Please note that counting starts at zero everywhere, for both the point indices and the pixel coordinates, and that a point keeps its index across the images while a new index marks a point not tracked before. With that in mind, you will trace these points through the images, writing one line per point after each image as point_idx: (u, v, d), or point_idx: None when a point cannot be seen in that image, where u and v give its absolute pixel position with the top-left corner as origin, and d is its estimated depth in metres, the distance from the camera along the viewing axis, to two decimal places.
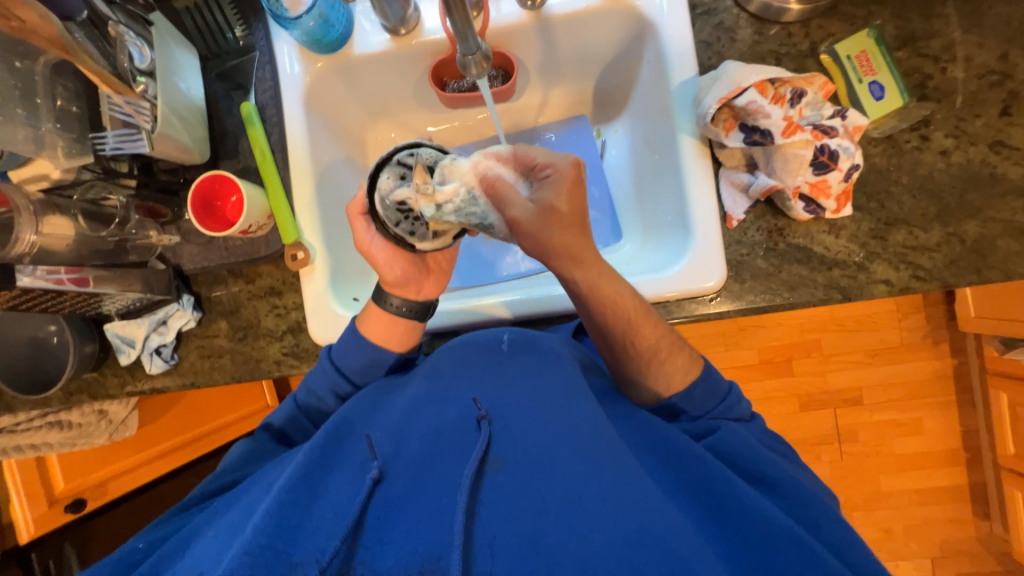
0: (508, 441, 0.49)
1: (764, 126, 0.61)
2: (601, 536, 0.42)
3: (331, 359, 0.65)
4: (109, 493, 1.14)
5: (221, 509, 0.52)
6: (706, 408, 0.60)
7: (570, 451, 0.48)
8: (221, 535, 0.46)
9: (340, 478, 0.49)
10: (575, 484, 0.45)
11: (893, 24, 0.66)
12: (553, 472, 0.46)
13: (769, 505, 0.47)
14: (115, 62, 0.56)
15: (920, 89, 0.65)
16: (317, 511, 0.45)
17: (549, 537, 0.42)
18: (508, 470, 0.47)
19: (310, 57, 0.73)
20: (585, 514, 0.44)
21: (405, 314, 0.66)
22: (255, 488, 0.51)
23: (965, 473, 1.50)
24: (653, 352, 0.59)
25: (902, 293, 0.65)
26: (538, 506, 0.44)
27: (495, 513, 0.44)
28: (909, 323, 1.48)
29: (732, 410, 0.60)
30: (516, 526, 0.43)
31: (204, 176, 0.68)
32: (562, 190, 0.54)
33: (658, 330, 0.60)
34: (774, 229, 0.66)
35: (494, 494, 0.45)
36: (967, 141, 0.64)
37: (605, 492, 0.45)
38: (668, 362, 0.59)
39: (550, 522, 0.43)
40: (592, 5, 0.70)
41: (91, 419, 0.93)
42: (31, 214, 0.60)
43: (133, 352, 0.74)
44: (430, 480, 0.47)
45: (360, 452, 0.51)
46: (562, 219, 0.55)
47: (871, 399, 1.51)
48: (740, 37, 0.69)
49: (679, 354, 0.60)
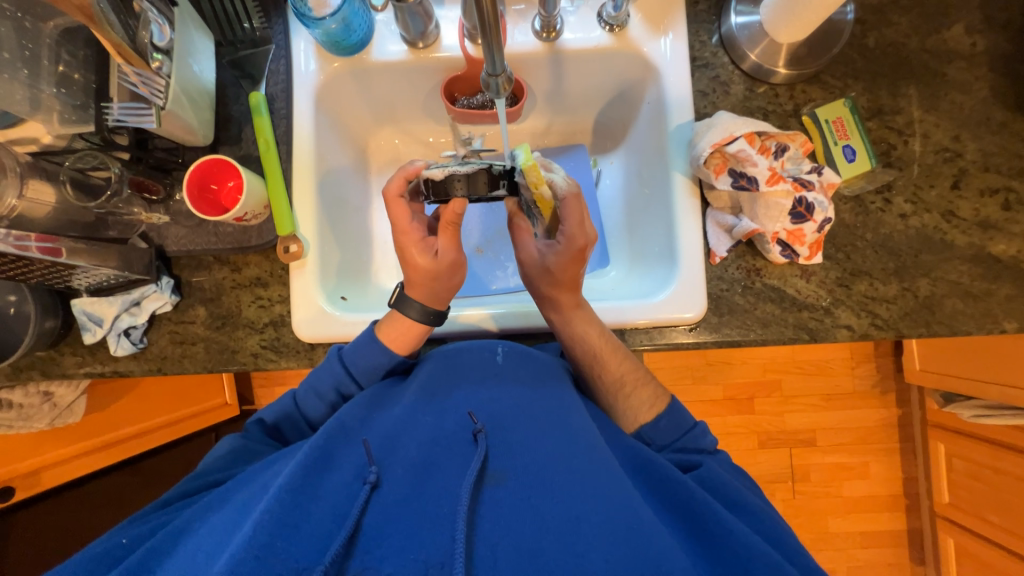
0: (506, 455, 0.49)
1: (751, 173, 0.67)
2: (601, 556, 0.42)
3: (341, 361, 0.62)
4: (40, 484, 1.05)
5: (216, 504, 0.50)
6: (671, 440, 0.62)
7: (568, 469, 0.48)
8: (214, 534, 0.44)
9: (336, 481, 0.47)
10: (572, 504, 0.46)
11: (866, 97, 0.74)
12: (549, 488, 0.47)
13: (734, 520, 0.50)
14: (134, 36, 0.56)
15: (885, 157, 0.73)
16: (315, 512, 0.44)
17: (548, 552, 0.42)
18: (509, 486, 0.47)
19: (327, 57, 0.74)
20: (583, 531, 0.44)
21: (424, 321, 0.64)
22: (249, 487, 0.50)
23: (905, 519, 1.59)
24: (618, 386, 0.64)
25: (861, 338, 0.70)
26: (538, 522, 0.44)
27: (497, 526, 0.44)
28: (862, 372, 1.58)
29: (698, 441, 0.62)
30: (516, 538, 0.43)
31: (204, 159, 0.67)
32: (567, 261, 0.63)
33: (625, 365, 0.64)
34: (752, 269, 0.71)
35: (494, 507, 0.45)
36: (923, 208, 0.71)
37: (602, 513, 0.45)
38: (633, 394, 0.64)
39: (549, 536, 0.43)
40: (603, 45, 0.75)
41: (35, 401, 0.86)
42: (16, 177, 0.59)
43: (99, 331, 0.70)
44: (428, 488, 0.46)
45: (356, 457, 0.49)
46: (556, 281, 0.64)
47: (825, 441, 1.58)
48: (733, 91, 0.75)
49: (644, 389, 0.64)
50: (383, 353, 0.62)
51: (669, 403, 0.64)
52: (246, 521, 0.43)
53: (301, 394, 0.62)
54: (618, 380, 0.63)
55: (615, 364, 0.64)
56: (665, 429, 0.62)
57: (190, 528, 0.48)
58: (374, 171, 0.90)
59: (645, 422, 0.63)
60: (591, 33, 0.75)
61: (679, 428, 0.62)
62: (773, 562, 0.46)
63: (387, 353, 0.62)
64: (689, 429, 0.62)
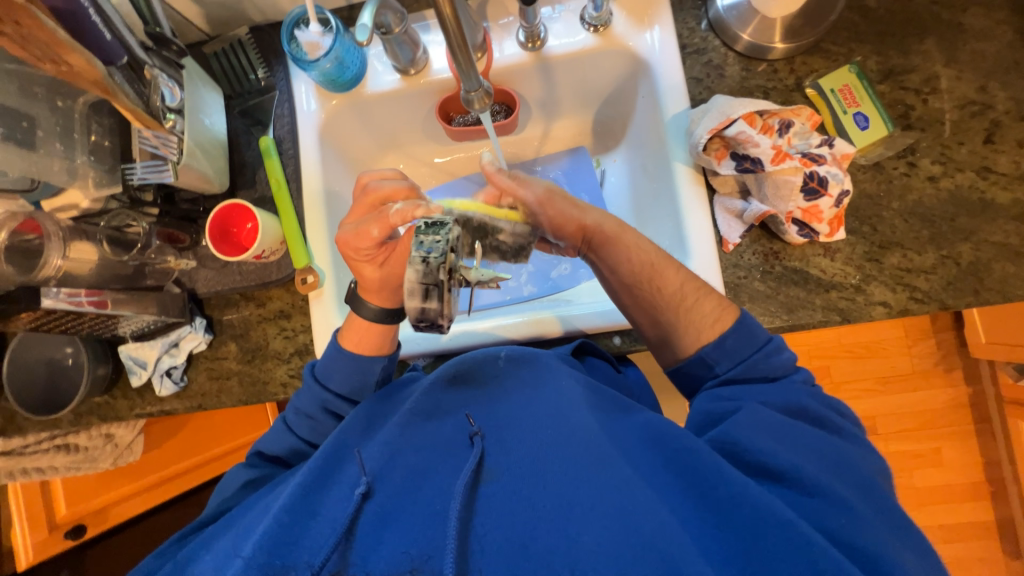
0: (501, 454, 0.49)
1: (754, 155, 0.64)
2: (591, 540, 0.43)
3: (318, 379, 0.63)
4: (108, 521, 1.14)
5: (220, 531, 0.51)
6: (740, 357, 0.55)
7: (562, 464, 0.47)
8: (218, 557, 0.46)
9: (336, 494, 0.48)
10: (564, 495, 0.45)
11: (874, 59, 0.70)
12: (542, 481, 0.47)
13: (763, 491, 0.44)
14: (148, 100, 0.61)
15: (903, 120, 0.68)
16: (315, 526, 0.46)
17: (537, 542, 0.43)
18: (502, 481, 0.47)
19: (326, 95, 0.78)
20: (573, 520, 0.44)
21: (380, 316, 0.62)
22: (251, 511, 0.51)
23: (991, 507, 1.44)
24: (676, 301, 0.58)
25: (900, 314, 0.65)
26: (529, 514, 0.45)
27: (490, 518, 0.45)
28: (920, 350, 1.46)
29: (767, 362, 0.55)
30: (506, 532, 0.44)
31: (222, 205, 0.72)
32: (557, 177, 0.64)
33: (681, 277, 0.59)
34: (769, 253, 0.68)
35: (488, 505, 0.46)
36: (954, 168, 0.66)
37: (594, 502, 0.45)
38: (695, 306, 0.58)
39: (540, 526, 0.44)
40: (588, 46, 0.75)
41: (98, 442, 0.93)
42: (60, 240, 0.65)
43: (144, 373, 0.75)
44: (424, 492, 0.48)
45: (353, 469, 0.50)
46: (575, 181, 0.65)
47: (886, 428, 1.46)
48: (728, 73, 0.73)
49: (707, 300, 0.58)
50: (358, 370, 0.62)
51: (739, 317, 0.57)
52: (250, 538, 0.46)
53: (292, 416, 0.63)
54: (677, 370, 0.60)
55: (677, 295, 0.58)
56: (731, 349, 0.55)
57: (200, 554, 0.50)
58: None
59: (708, 340, 0.57)
60: (576, 36, 0.75)
61: (750, 354, 0.55)
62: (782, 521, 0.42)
63: (366, 362, 0.62)
64: (759, 375, 0.55)
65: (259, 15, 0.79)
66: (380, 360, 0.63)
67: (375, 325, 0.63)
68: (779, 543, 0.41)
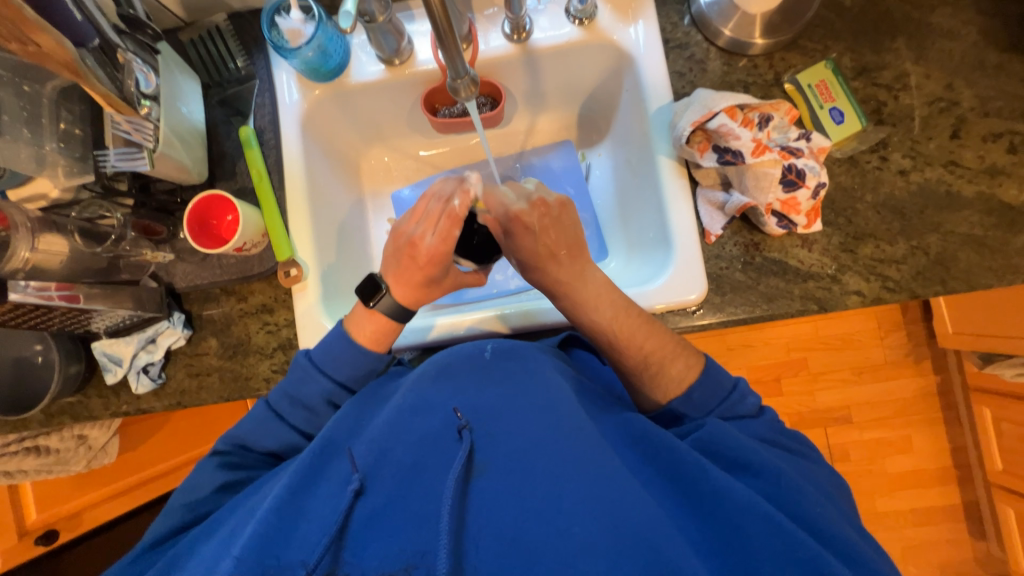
0: (491, 449, 0.49)
1: (735, 147, 0.65)
2: (583, 533, 0.43)
3: (312, 375, 0.61)
4: (80, 526, 1.11)
5: (206, 532, 0.51)
6: (707, 407, 0.59)
7: (553, 458, 0.47)
8: (205, 558, 0.45)
9: (325, 492, 0.48)
10: (557, 491, 0.45)
11: (849, 57, 0.72)
12: (532, 474, 0.47)
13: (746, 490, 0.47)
14: (122, 85, 0.59)
15: (876, 115, 0.71)
16: (304, 524, 0.45)
17: (530, 536, 0.44)
18: (492, 475, 0.47)
19: (309, 85, 0.77)
20: (565, 512, 0.44)
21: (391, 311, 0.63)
22: (238, 511, 0.51)
23: (958, 491, 1.50)
24: (649, 369, 0.60)
25: (873, 303, 0.68)
26: (520, 507, 0.45)
27: (483, 515, 0.45)
28: (891, 341, 1.52)
29: (738, 405, 0.59)
30: (499, 527, 0.44)
31: (201, 196, 0.69)
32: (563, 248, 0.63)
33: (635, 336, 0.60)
34: (750, 244, 0.70)
35: (479, 500, 0.46)
36: (923, 161, 0.69)
37: (585, 497, 0.45)
38: (663, 370, 0.60)
39: (532, 521, 0.44)
40: (574, 39, 0.76)
41: (70, 444, 0.89)
42: (28, 231, 0.61)
43: (120, 371, 0.73)
44: (415, 488, 0.47)
45: (343, 465, 0.50)
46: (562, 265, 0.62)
47: (860, 417, 1.52)
48: (710, 68, 0.74)
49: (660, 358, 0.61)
50: (343, 363, 0.61)
51: (704, 368, 0.60)
52: (238, 537, 0.45)
53: (279, 414, 0.61)
54: (662, 368, 0.60)
55: (639, 348, 0.60)
56: (699, 399, 0.59)
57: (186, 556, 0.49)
58: (368, 191, 0.92)
59: (677, 396, 0.59)
60: (561, 29, 0.76)
61: (717, 392, 0.59)
62: (770, 522, 0.45)
63: (350, 357, 0.61)
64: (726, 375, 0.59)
65: (238, 2, 0.77)
66: (377, 359, 0.62)
67: (385, 318, 0.63)
68: (764, 540, 0.44)
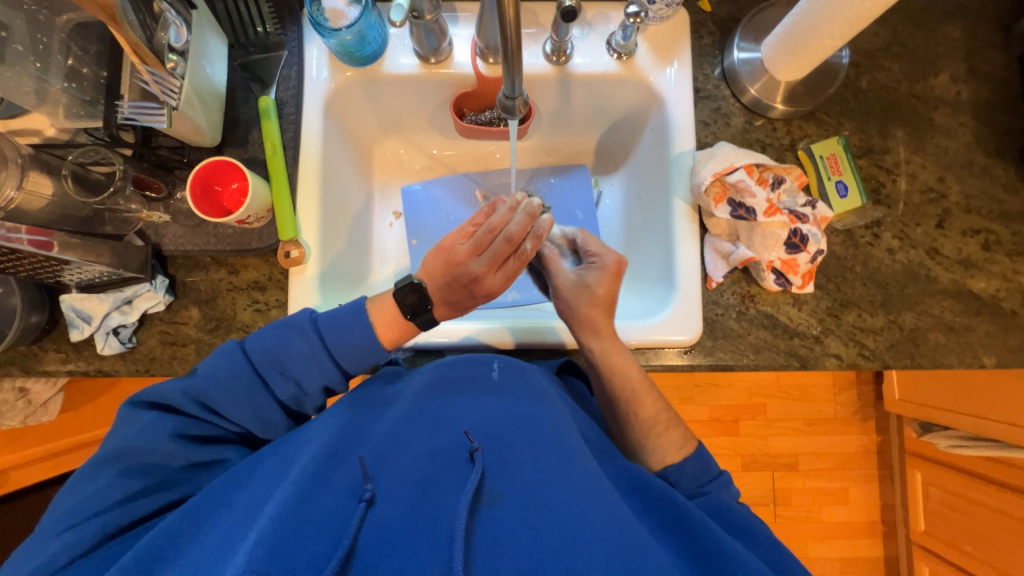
0: (502, 475, 0.48)
1: (749, 204, 0.69)
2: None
3: (305, 366, 0.59)
4: (4, 486, 1.03)
5: (189, 526, 0.48)
6: (697, 482, 0.60)
7: (565, 494, 0.47)
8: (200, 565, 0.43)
9: (328, 502, 0.46)
10: (570, 527, 0.45)
11: (857, 136, 0.77)
12: (546, 508, 0.46)
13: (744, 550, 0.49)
14: (152, 36, 0.57)
15: (875, 194, 0.76)
16: (310, 537, 0.43)
17: (547, 575, 0.42)
18: (507, 505, 0.46)
19: (340, 66, 0.75)
20: (580, 552, 0.44)
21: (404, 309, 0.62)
22: (228, 513, 0.48)
23: (882, 546, 1.60)
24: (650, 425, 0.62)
25: (849, 367, 0.72)
26: (535, 543, 0.44)
27: (495, 546, 0.44)
28: (843, 398, 1.62)
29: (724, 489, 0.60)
30: (514, 559, 0.43)
31: (209, 160, 0.66)
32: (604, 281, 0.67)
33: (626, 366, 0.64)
34: (747, 295, 0.73)
35: (491, 528, 0.45)
36: (909, 244, 0.74)
37: (597, 536, 0.45)
38: (665, 434, 0.62)
39: (547, 557, 0.43)
40: (610, 71, 0.78)
41: (9, 397, 0.82)
42: (14, 168, 0.58)
43: (87, 328, 0.68)
44: (427, 509, 0.45)
45: (350, 475, 0.48)
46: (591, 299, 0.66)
47: (806, 466, 1.60)
48: (733, 123, 0.78)
49: (650, 395, 0.63)
50: (337, 356, 0.60)
51: (697, 447, 0.62)
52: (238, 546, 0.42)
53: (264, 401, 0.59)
54: (664, 430, 0.62)
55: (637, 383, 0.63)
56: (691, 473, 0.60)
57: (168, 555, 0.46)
58: (377, 180, 0.90)
59: (672, 462, 0.60)
60: (599, 59, 0.77)
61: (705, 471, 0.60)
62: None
63: (348, 351, 0.60)
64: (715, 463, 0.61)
65: None
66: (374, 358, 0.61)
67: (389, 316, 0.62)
68: None
